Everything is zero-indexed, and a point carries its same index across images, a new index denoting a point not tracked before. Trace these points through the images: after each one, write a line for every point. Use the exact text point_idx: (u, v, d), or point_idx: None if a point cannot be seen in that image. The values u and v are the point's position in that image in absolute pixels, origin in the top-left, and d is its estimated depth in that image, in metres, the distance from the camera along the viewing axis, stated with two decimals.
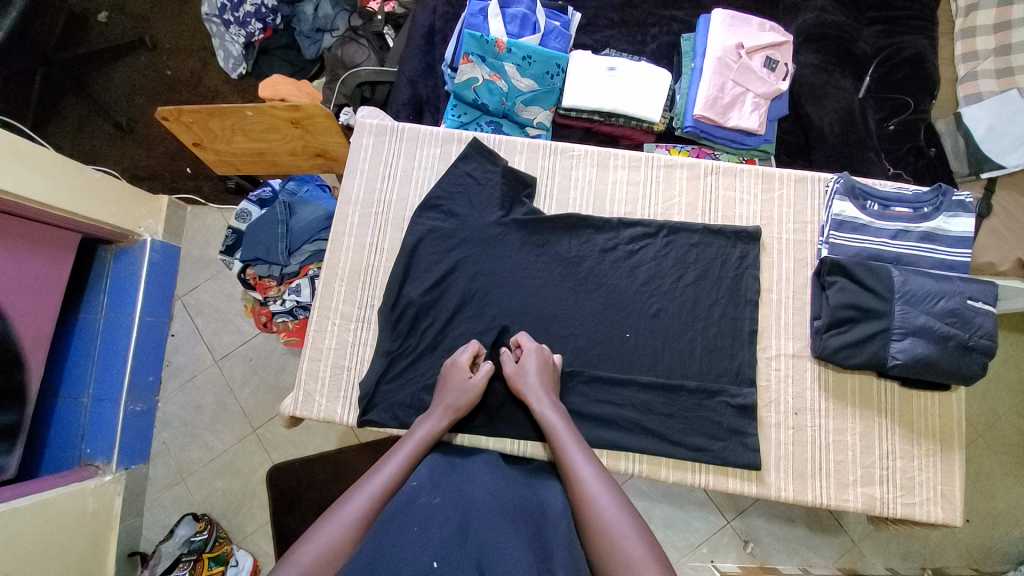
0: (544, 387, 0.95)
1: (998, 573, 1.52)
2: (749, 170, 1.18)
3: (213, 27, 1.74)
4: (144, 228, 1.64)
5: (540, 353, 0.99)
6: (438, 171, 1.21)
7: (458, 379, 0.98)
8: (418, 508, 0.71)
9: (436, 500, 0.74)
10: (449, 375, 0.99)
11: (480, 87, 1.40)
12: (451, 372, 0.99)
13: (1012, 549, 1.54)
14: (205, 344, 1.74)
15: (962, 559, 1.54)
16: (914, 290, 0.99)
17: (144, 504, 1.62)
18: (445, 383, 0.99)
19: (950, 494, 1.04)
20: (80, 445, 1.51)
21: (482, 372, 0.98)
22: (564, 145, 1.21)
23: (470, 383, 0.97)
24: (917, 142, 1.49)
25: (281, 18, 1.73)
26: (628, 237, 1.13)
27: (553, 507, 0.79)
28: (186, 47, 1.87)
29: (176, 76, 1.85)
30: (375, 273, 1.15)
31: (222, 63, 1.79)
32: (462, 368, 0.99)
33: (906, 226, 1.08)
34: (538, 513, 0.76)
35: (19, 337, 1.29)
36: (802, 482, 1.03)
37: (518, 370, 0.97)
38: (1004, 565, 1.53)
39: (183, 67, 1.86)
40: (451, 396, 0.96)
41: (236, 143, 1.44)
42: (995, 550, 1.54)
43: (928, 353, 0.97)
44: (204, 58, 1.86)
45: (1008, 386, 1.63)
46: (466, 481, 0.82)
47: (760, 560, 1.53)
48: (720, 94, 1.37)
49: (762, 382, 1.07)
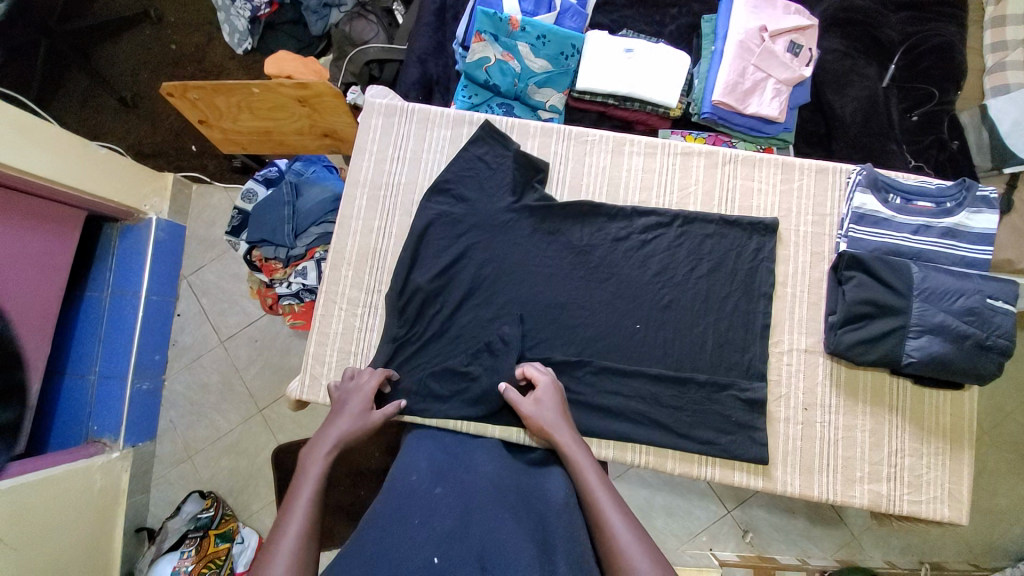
0: (563, 424, 0.91)
1: (996, 568, 1.53)
2: (769, 159, 1.15)
3: (220, 2, 1.72)
4: (149, 206, 1.62)
5: (556, 389, 0.96)
6: (449, 154, 1.18)
7: (357, 410, 0.94)
8: (421, 499, 0.71)
9: (438, 490, 0.74)
10: (342, 403, 0.95)
11: (491, 68, 1.36)
12: (348, 401, 0.95)
13: (1011, 545, 1.54)
14: (211, 324, 1.74)
15: (960, 554, 1.55)
16: (933, 288, 0.97)
17: (151, 480, 1.64)
18: (340, 410, 0.94)
19: (958, 493, 1.03)
20: (87, 422, 1.53)
21: (387, 408, 0.97)
22: (579, 130, 1.18)
23: (368, 413, 0.95)
24: (941, 134, 1.44)
25: None
26: (641, 226, 1.11)
27: (555, 497, 0.79)
28: (190, 20, 1.83)
29: (180, 50, 1.81)
30: (382, 258, 1.14)
31: (228, 38, 1.76)
32: (365, 398, 0.96)
33: (928, 221, 1.05)
34: (540, 502, 0.77)
35: (20, 329, 1.27)
36: (809, 478, 1.03)
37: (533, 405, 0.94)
38: (1002, 561, 1.54)
39: (188, 41, 1.82)
40: (348, 428, 0.92)
41: (242, 121, 1.41)
42: (993, 546, 1.55)
43: (944, 351, 0.95)
44: (209, 32, 1.82)
45: (1019, 384, 1.61)
46: (466, 470, 0.82)
47: (758, 549, 1.54)
48: (740, 79, 1.33)
49: (772, 377, 1.06)
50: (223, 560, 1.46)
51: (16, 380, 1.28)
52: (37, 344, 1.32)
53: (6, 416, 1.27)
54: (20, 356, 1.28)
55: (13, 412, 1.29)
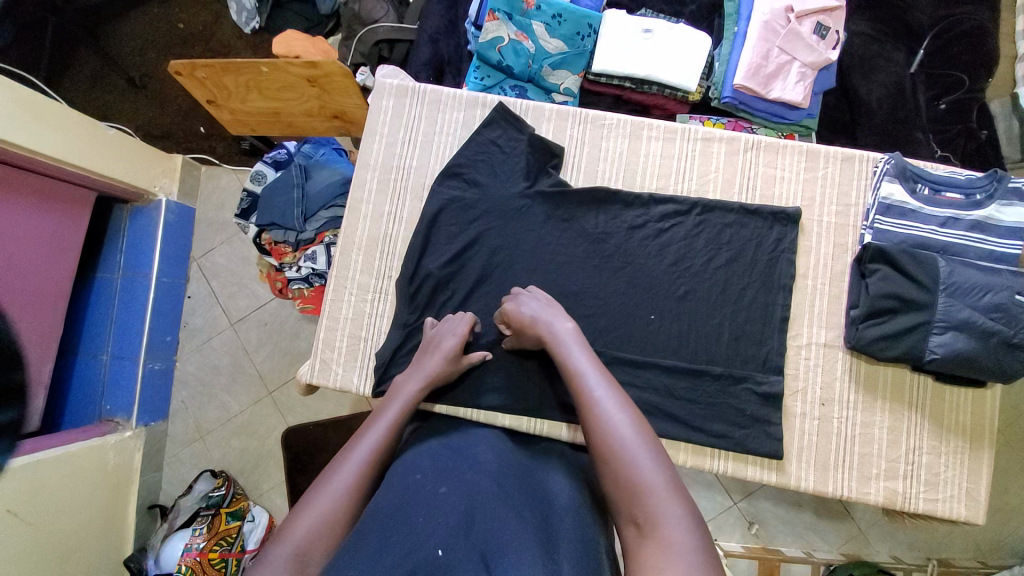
0: (552, 314, 0.87)
1: (1003, 565, 1.51)
2: (793, 145, 1.10)
3: None
4: (159, 188, 1.62)
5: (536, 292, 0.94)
6: (461, 137, 1.15)
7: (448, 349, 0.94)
8: (424, 498, 0.69)
9: (442, 488, 0.71)
10: (431, 344, 0.95)
11: (505, 48, 1.32)
12: (439, 338, 0.96)
13: (1021, 544, 1.52)
14: (220, 307, 1.74)
15: (968, 552, 1.53)
16: (960, 283, 0.93)
17: (164, 459, 1.67)
18: (433, 346, 0.95)
19: (976, 492, 1.01)
20: (101, 401, 1.55)
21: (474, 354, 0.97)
22: (595, 113, 1.14)
23: (459, 359, 0.95)
24: (970, 123, 1.38)
25: None
26: (658, 215, 1.08)
27: (561, 502, 0.76)
28: None
29: (188, 29, 1.78)
30: (393, 243, 1.12)
31: (235, 16, 1.71)
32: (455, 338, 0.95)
33: (956, 213, 1.01)
34: (545, 501, 0.75)
35: (29, 322, 1.27)
36: (823, 473, 1.01)
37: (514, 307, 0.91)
38: (1010, 559, 1.52)
39: (196, 20, 1.78)
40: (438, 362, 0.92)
41: (252, 102, 1.38)
42: (1002, 544, 1.53)
43: (968, 348, 0.92)
44: (217, 11, 1.79)
45: None
46: (469, 464, 0.80)
47: (764, 541, 1.54)
48: (764, 62, 1.28)
49: (790, 371, 1.04)
50: (235, 538, 1.47)
51: (16, 380, 1.26)
52: (44, 331, 1.32)
53: (10, 416, 1.26)
54: (23, 352, 1.27)
55: (13, 412, 1.27)
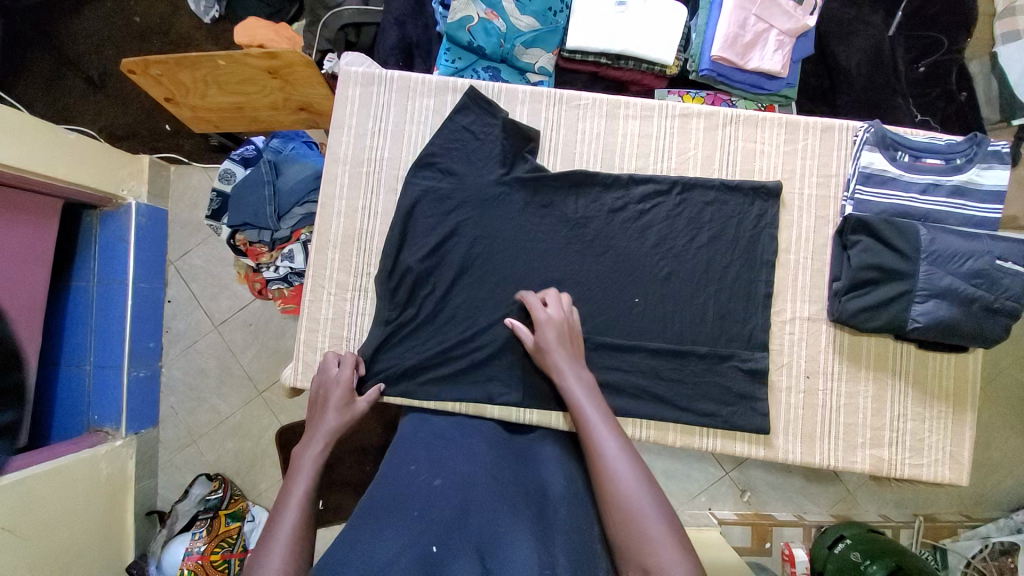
0: (565, 360, 0.88)
1: (988, 518, 1.58)
2: (772, 118, 1.07)
3: None
4: (127, 190, 1.56)
5: (555, 323, 0.92)
6: (433, 126, 1.10)
7: (341, 397, 0.91)
8: (419, 489, 0.70)
9: (436, 480, 0.72)
10: (322, 400, 0.91)
11: (475, 27, 1.27)
12: (331, 390, 0.92)
13: (1006, 496, 1.58)
14: (203, 310, 1.70)
15: (954, 507, 1.59)
16: (941, 250, 0.93)
17: (158, 465, 1.65)
18: (324, 403, 0.90)
19: (959, 455, 1.03)
20: (88, 411, 1.53)
21: (369, 394, 0.94)
22: (570, 93, 1.10)
23: (354, 402, 0.91)
24: (948, 85, 1.36)
25: None
26: (638, 195, 1.05)
27: (555, 487, 0.76)
28: None
29: (145, 23, 1.69)
30: (369, 239, 1.08)
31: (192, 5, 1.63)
32: (345, 385, 0.92)
33: (936, 179, 1.00)
34: (542, 494, 0.74)
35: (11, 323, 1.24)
36: (810, 445, 1.02)
37: (544, 344, 0.90)
38: (994, 512, 1.58)
39: (153, 13, 1.69)
40: (333, 415, 0.88)
41: (211, 97, 1.32)
42: (986, 498, 1.59)
43: (950, 316, 0.92)
44: (174, 2, 1.70)
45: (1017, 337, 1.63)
46: (462, 458, 0.79)
47: (756, 507, 1.60)
48: (740, 31, 1.26)
49: (774, 347, 1.04)
50: (236, 538, 1.48)
51: (13, 381, 1.25)
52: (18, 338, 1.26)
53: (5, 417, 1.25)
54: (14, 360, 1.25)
55: (10, 415, 1.26)
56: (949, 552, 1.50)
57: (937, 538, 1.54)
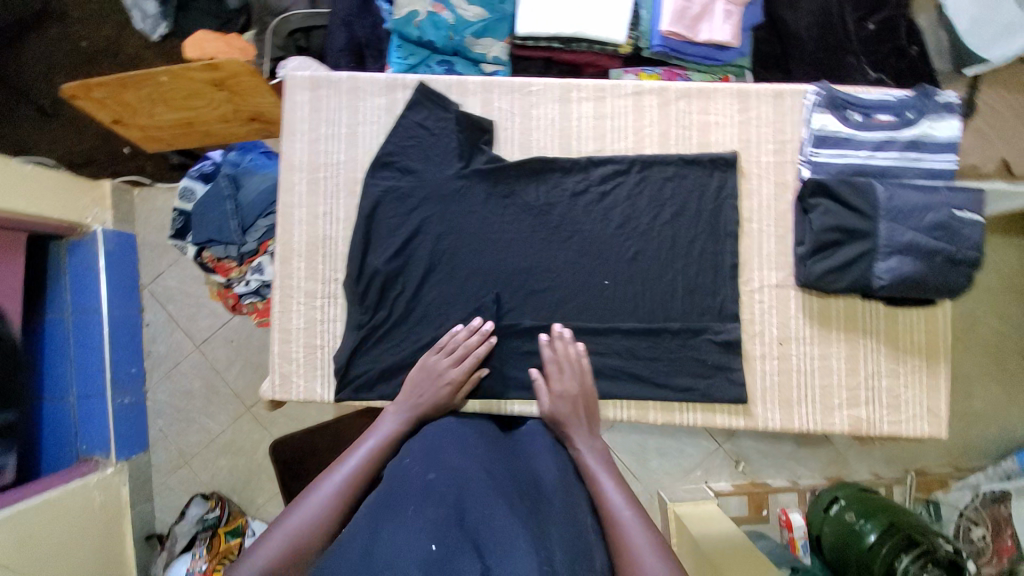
0: (582, 424, 0.92)
1: (977, 466, 1.62)
2: (725, 89, 1.07)
3: None
4: (92, 218, 1.52)
5: (576, 377, 0.96)
6: (386, 125, 1.08)
7: (434, 382, 0.95)
8: (414, 486, 0.70)
9: (431, 475, 0.72)
10: (417, 379, 0.96)
11: (423, 21, 1.26)
12: (427, 372, 0.96)
13: (992, 444, 1.63)
14: (181, 332, 1.67)
15: (944, 458, 1.63)
16: (900, 206, 0.94)
17: (153, 489, 1.63)
18: (421, 380, 0.95)
19: (936, 408, 1.05)
20: (76, 443, 1.50)
21: (462, 389, 0.97)
22: (522, 80, 1.08)
23: (444, 394, 0.95)
24: (899, 41, 1.37)
25: None
26: (599, 177, 1.05)
27: (547, 476, 0.80)
28: (98, 10, 1.65)
29: (94, 46, 1.65)
30: (333, 245, 1.06)
31: (140, 24, 1.60)
32: (445, 373, 0.95)
33: (890, 135, 1.01)
34: (535, 487, 0.76)
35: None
36: (788, 410, 1.03)
37: (558, 414, 0.93)
38: (982, 459, 1.63)
39: (100, 34, 1.65)
40: (417, 397, 0.93)
41: (160, 115, 1.29)
42: (974, 447, 1.63)
43: (914, 271, 0.93)
44: (121, 21, 1.65)
45: (991, 286, 1.66)
46: (457, 451, 0.79)
47: (750, 476, 1.62)
48: (688, 4, 1.26)
49: (746, 316, 1.04)
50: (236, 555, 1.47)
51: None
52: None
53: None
54: None
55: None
56: (941, 505, 1.53)
57: (928, 492, 1.58)
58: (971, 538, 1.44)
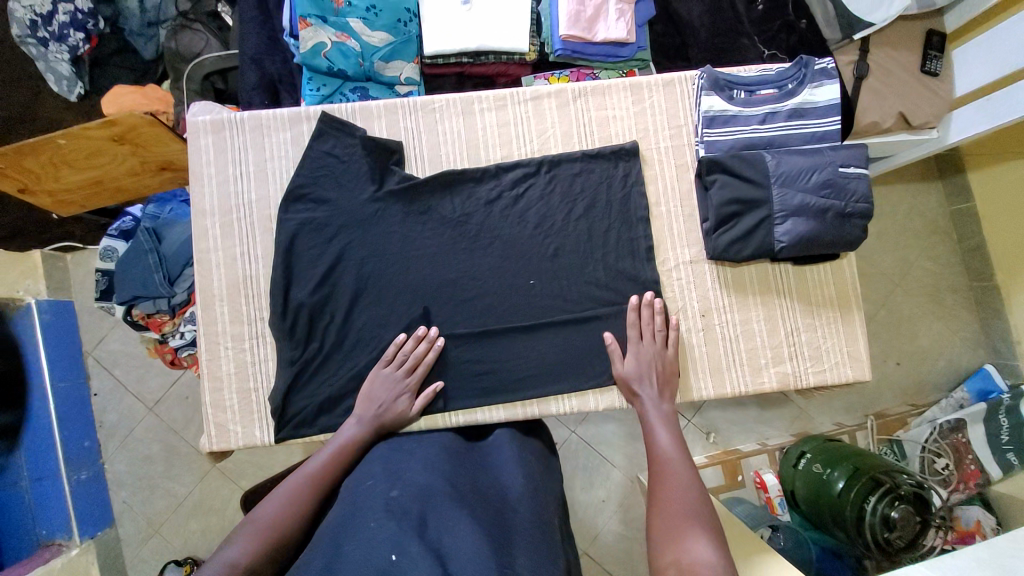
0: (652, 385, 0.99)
1: (931, 401, 1.71)
2: (617, 84, 1.13)
3: (32, 49, 1.48)
4: (25, 290, 1.50)
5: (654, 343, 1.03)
6: (294, 158, 1.09)
7: (389, 394, 0.97)
8: (376, 502, 0.71)
9: (394, 492, 0.73)
10: (370, 392, 0.98)
11: (331, 52, 1.27)
12: (379, 385, 0.98)
13: (942, 379, 1.73)
14: (133, 395, 1.62)
15: (901, 399, 1.71)
16: (788, 171, 1.00)
17: (126, 564, 1.55)
18: (375, 392, 0.98)
19: (857, 353, 1.11)
20: (34, 530, 1.43)
21: (419, 401, 0.98)
22: (424, 98, 1.11)
23: (400, 406, 0.97)
24: (787, 16, 1.40)
25: (103, 20, 1.51)
26: (509, 181, 1.08)
27: (512, 489, 0.81)
28: (8, 75, 1.57)
29: (8, 114, 1.57)
30: (256, 283, 1.06)
31: (56, 88, 1.52)
32: (399, 386, 0.98)
33: (773, 108, 1.07)
34: (499, 499, 0.78)
35: None
36: (720, 378, 1.08)
37: (636, 375, 1.00)
38: (935, 394, 1.72)
39: (11, 101, 1.57)
40: (372, 408, 0.96)
41: (66, 177, 1.26)
42: (928, 383, 1.73)
43: (808, 230, 1.00)
44: (34, 86, 1.58)
45: (916, 232, 1.78)
46: (421, 467, 0.80)
47: (722, 445, 1.67)
48: (582, 7, 1.31)
49: (667, 295, 1.09)
50: None
51: None
52: None
53: None
54: None
55: None
56: (904, 441, 1.60)
57: (890, 433, 1.64)
58: (936, 469, 1.52)
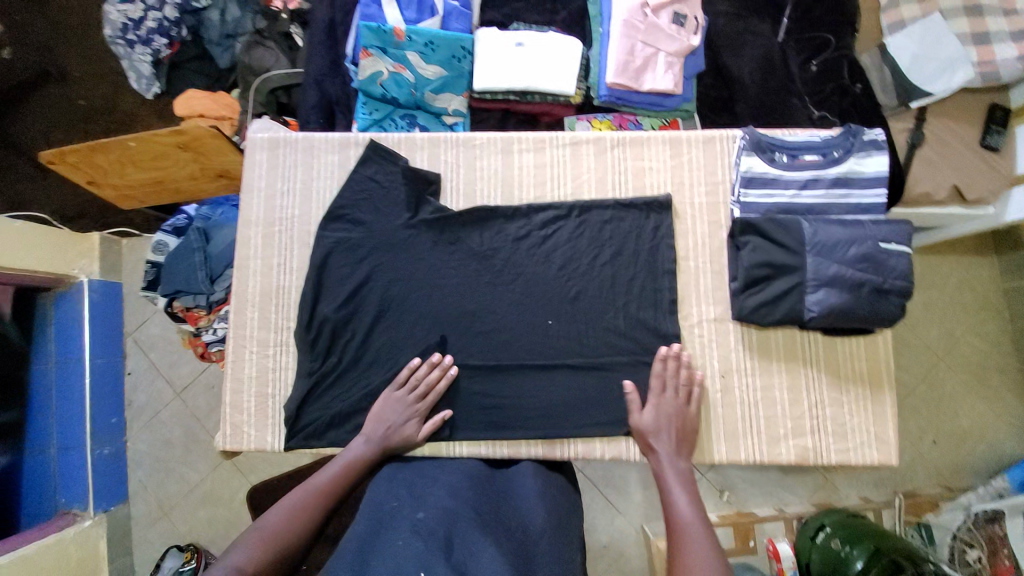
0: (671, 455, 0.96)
1: (967, 486, 1.60)
2: (656, 136, 1.14)
3: (120, 49, 1.65)
4: (79, 269, 1.58)
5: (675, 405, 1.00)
6: (338, 179, 1.15)
7: (399, 416, 0.98)
8: (403, 522, 0.71)
9: (420, 514, 0.73)
10: (380, 411, 0.99)
11: (386, 81, 1.34)
12: (389, 405, 0.99)
13: (980, 464, 1.61)
14: (163, 379, 1.70)
15: (935, 480, 1.60)
16: (824, 241, 0.98)
17: (132, 542, 1.61)
18: (384, 411, 0.99)
19: (884, 434, 1.06)
20: (55, 496, 1.51)
21: (427, 426, 0.99)
22: (467, 134, 1.16)
23: (407, 430, 0.98)
24: (841, 80, 1.39)
25: (187, 29, 1.65)
26: (540, 222, 1.10)
27: (533, 521, 0.79)
28: (94, 71, 1.75)
29: (91, 105, 1.73)
30: (287, 294, 1.11)
31: (135, 85, 1.68)
32: (409, 409, 0.99)
33: (815, 174, 1.06)
34: (521, 530, 0.76)
35: None
36: (734, 443, 1.05)
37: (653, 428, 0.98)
38: (973, 479, 1.60)
39: (96, 94, 1.74)
40: (381, 428, 0.97)
41: (132, 174, 1.37)
42: (965, 466, 1.61)
43: (842, 302, 0.97)
44: (116, 82, 1.74)
45: (966, 306, 1.68)
46: (444, 493, 0.80)
47: (737, 506, 1.59)
48: (630, 57, 1.34)
49: (687, 351, 1.07)
50: None
51: None
52: None
53: None
54: None
55: None
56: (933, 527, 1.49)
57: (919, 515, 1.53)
58: (966, 560, 1.40)
